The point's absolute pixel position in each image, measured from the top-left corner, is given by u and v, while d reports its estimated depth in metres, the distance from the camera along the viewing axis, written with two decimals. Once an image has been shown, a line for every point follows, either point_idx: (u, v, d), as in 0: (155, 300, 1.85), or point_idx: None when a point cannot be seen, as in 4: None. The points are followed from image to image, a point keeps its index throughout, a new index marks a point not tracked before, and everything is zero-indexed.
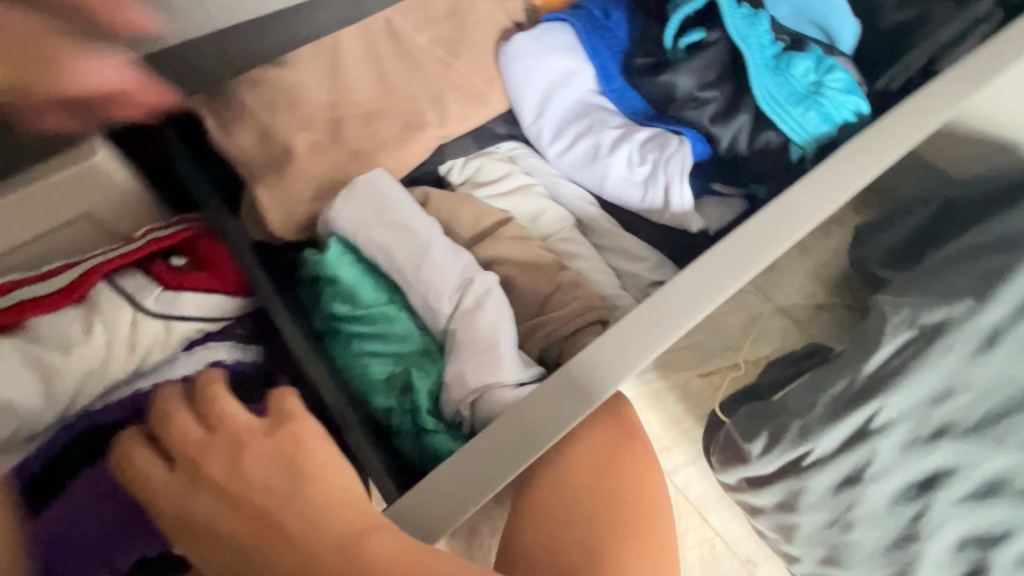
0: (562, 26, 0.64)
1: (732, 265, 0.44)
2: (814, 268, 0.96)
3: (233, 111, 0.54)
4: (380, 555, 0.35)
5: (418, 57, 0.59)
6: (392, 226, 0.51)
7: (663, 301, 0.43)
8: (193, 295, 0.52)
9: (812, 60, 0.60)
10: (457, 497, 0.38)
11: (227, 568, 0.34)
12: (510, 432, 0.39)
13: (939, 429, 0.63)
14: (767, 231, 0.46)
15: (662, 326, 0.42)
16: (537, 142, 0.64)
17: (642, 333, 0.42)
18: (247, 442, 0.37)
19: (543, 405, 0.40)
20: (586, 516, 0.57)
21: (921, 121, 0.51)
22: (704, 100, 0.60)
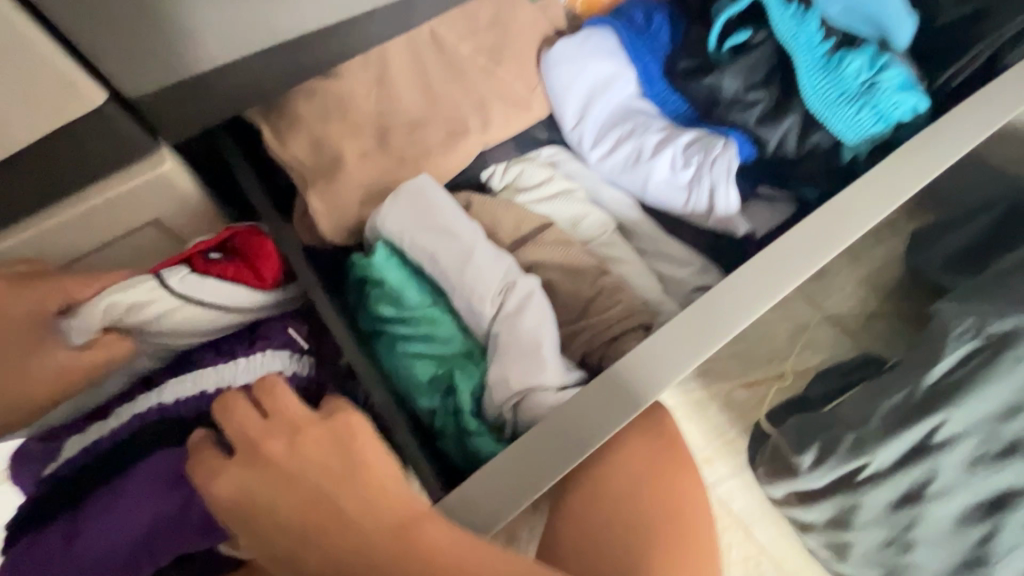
0: (604, 31, 0.64)
1: (783, 267, 0.43)
2: (866, 275, 0.92)
3: (288, 122, 0.56)
4: (434, 546, 0.36)
5: (462, 66, 0.61)
6: (436, 231, 0.52)
7: (712, 306, 0.42)
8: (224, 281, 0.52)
9: (866, 57, 0.58)
10: (506, 498, 0.38)
11: (286, 550, 0.36)
12: (556, 435, 0.40)
13: (1011, 445, 0.59)
14: (819, 232, 0.44)
15: (709, 332, 0.42)
16: (578, 146, 0.64)
17: (690, 339, 0.42)
18: (300, 432, 0.39)
19: (587, 409, 0.40)
20: (629, 526, 0.56)
21: (986, 119, 0.49)
22: (751, 101, 0.59)
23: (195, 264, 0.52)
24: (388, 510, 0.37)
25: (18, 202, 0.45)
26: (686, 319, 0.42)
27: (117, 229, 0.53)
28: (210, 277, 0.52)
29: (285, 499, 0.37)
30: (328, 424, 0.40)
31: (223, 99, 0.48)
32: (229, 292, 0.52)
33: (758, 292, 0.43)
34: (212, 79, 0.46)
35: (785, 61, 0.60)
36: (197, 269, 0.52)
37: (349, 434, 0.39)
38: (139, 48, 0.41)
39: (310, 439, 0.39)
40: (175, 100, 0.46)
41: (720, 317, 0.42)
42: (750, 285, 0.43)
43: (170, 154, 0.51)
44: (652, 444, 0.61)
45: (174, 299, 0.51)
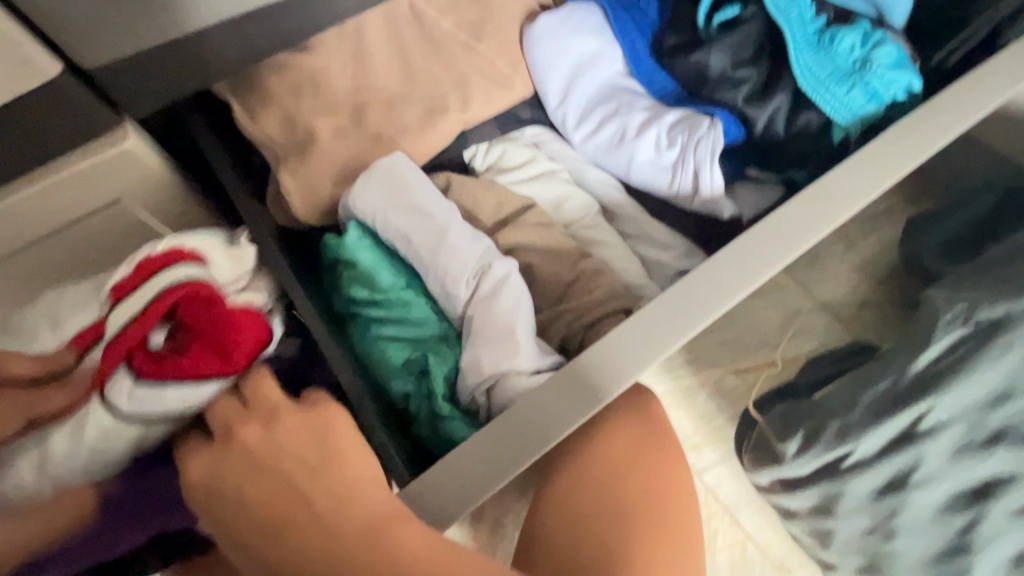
0: (590, 6, 0.62)
1: (763, 251, 0.42)
2: (861, 262, 0.90)
3: (262, 99, 0.55)
4: (405, 545, 0.34)
5: (442, 41, 0.59)
6: (410, 211, 0.50)
7: (684, 293, 0.41)
8: (182, 385, 0.42)
9: (858, 35, 0.56)
10: (468, 486, 0.38)
11: (249, 540, 0.35)
12: (522, 425, 0.38)
13: (997, 434, 0.58)
14: (806, 214, 0.43)
15: (681, 321, 0.40)
16: (562, 126, 0.63)
17: (660, 328, 0.40)
18: (278, 419, 0.39)
19: (550, 399, 0.39)
20: (607, 512, 0.55)
21: (982, 98, 0.47)
22: (739, 79, 0.57)
23: (141, 363, 0.43)
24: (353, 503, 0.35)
25: None
26: (660, 304, 0.41)
27: (83, 207, 0.52)
28: (172, 382, 0.42)
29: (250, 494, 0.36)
30: (300, 413, 0.39)
31: (188, 73, 0.47)
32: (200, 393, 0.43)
33: (733, 279, 0.41)
34: (172, 51, 0.44)
35: (775, 38, 0.58)
36: (149, 373, 0.43)
37: (327, 426, 0.38)
38: (94, 17, 0.39)
39: (283, 427, 0.38)
40: (135, 72, 0.44)
41: (696, 302, 0.41)
42: (732, 270, 0.41)
43: (134, 129, 0.50)
44: (634, 433, 0.60)
45: (143, 417, 0.43)
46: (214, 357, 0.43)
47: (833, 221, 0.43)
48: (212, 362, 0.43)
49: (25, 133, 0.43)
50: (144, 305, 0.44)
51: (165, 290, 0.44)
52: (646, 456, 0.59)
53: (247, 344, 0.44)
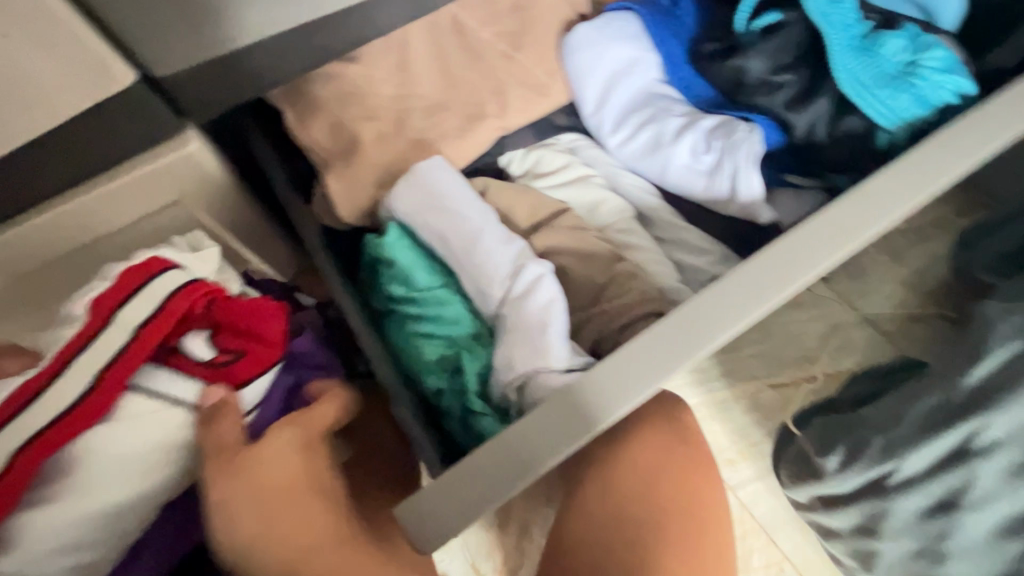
0: (628, 14, 0.63)
1: (788, 267, 0.38)
2: (909, 275, 0.87)
3: (312, 107, 0.58)
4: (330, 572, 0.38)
5: (482, 51, 0.61)
6: (447, 212, 0.52)
7: (698, 307, 0.37)
8: (257, 382, 0.51)
9: (905, 38, 0.55)
10: (460, 512, 0.36)
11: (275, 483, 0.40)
12: (530, 441, 0.36)
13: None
14: (848, 215, 0.39)
15: (693, 338, 0.37)
16: (597, 132, 0.63)
17: (668, 346, 0.37)
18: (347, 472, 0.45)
19: (541, 423, 0.36)
20: (633, 520, 0.55)
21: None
22: (778, 84, 0.57)
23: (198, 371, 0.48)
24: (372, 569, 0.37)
25: (60, 176, 0.49)
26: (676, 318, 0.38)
27: (149, 206, 0.56)
28: (246, 382, 0.50)
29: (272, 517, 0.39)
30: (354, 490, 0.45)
31: (244, 83, 0.50)
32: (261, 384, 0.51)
33: (752, 294, 0.38)
34: (226, 64, 0.47)
35: (817, 43, 0.57)
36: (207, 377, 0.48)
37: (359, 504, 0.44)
38: (165, 34, 0.43)
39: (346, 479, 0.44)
40: (198, 81, 0.48)
41: (730, 305, 0.38)
42: (771, 275, 0.38)
43: (195, 135, 0.53)
44: (662, 438, 0.59)
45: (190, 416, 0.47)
46: (260, 347, 0.51)
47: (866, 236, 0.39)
48: (263, 351, 0.51)
49: (94, 134, 0.47)
50: (158, 316, 0.46)
51: (166, 300, 0.47)
52: (672, 463, 0.58)
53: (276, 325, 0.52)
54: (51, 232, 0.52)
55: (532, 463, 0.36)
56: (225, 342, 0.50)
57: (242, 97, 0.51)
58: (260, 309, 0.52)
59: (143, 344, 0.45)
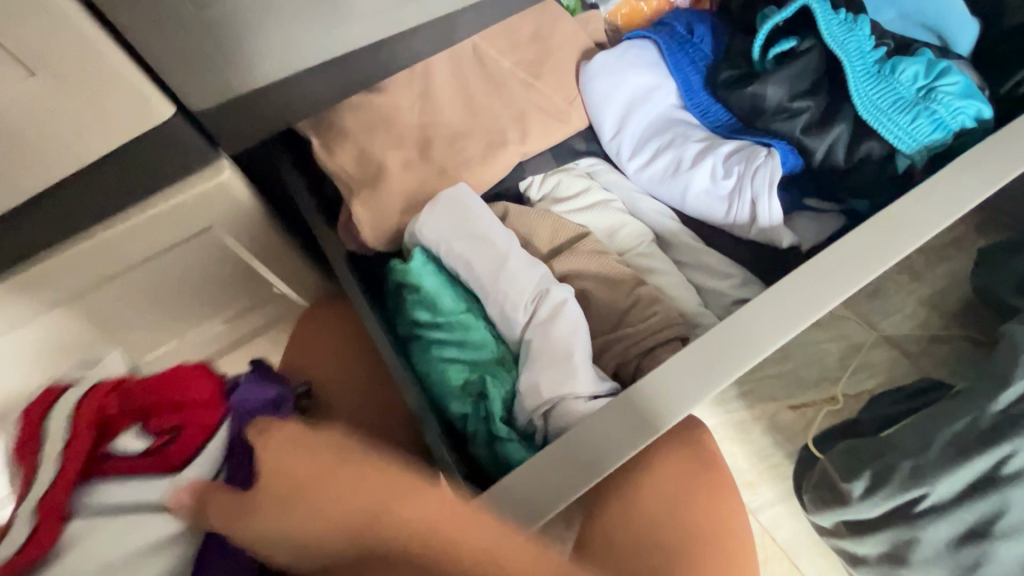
0: (645, 43, 0.64)
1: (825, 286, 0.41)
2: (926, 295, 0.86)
3: (338, 135, 0.59)
4: (415, 518, 0.34)
5: (503, 79, 0.62)
6: (471, 238, 0.53)
7: (749, 320, 0.41)
8: (212, 441, 0.49)
9: (920, 64, 0.56)
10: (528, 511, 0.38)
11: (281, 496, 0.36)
12: (583, 451, 0.39)
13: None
14: (877, 241, 0.43)
15: (745, 344, 0.40)
16: (616, 157, 0.64)
17: (723, 355, 0.40)
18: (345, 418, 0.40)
19: (603, 425, 0.39)
20: (655, 547, 0.54)
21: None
22: (796, 110, 0.57)
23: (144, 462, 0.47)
24: (465, 527, 0.34)
25: (98, 204, 0.50)
26: (728, 328, 0.41)
27: (181, 233, 0.58)
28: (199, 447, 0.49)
29: (316, 505, 0.35)
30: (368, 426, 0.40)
31: (276, 113, 0.52)
32: (212, 447, 0.49)
33: (793, 312, 0.41)
34: (258, 98, 0.49)
35: (834, 69, 0.58)
36: (158, 463, 0.47)
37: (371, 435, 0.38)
38: (207, 70, 0.44)
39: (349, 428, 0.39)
40: (235, 114, 0.49)
41: (770, 320, 0.41)
42: (801, 295, 0.41)
43: (229, 163, 0.55)
44: (681, 460, 0.59)
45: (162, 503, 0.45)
46: (197, 409, 0.50)
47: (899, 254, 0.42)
48: (201, 412, 0.50)
49: (133, 166, 0.49)
50: (70, 429, 0.46)
51: (74, 412, 0.47)
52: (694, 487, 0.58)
53: (199, 383, 0.52)
54: (88, 258, 0.54)
55: (600, 463, 0.39)
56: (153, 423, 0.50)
57: (274, 128, 0.53)
58: (183, 374, 0.52)
59: (70, 458, 0.45)
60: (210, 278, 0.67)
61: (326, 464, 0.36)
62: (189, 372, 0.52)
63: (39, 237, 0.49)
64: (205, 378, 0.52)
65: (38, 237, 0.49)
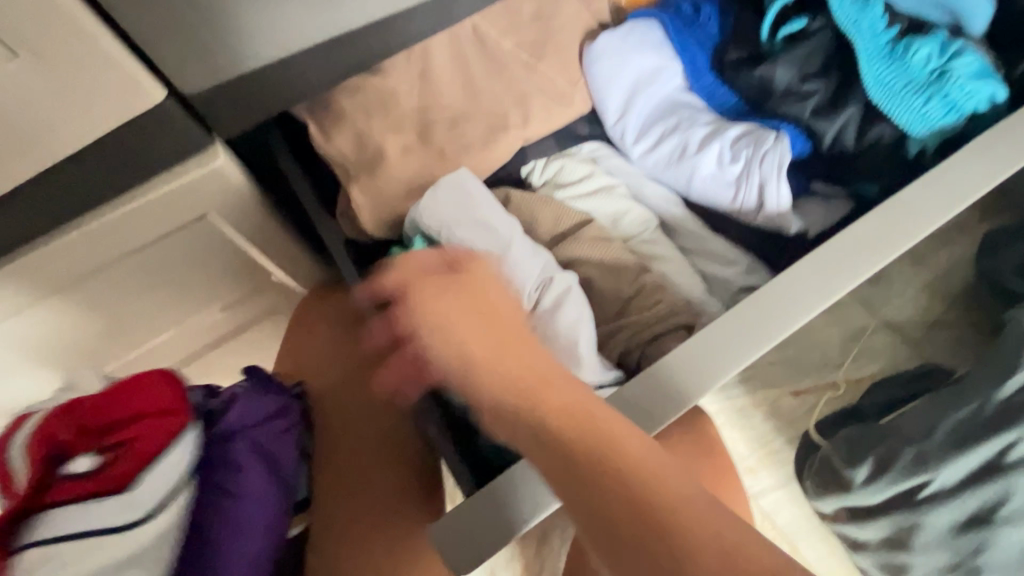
0: (650, 23, 0.62)
1: (838, 271, 0.41)
2: None
3: (334, 119, 0.58)
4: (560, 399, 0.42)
5: (504, 61, 0.60)
6: (476, 225, 0.52)
7: (768, 300, 0.41)
8: (168, 454, 0.49)
9: (934, 45, 0.54)
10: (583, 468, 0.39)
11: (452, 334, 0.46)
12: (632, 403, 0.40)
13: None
14: (889, 227, 0.42)
15: (772, 322, 0.41)
16: (620, 142, 0.63)
17: (746, 331, 0.40)
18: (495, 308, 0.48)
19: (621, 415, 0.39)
20: None
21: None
22: (806, 92, 0.56)
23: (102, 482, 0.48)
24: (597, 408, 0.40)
25: (89, 193, 0.49)
26: (752, 307, 0.41)
27: (176, 220, 0.57)
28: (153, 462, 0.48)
29: (479, 359, 0.45)
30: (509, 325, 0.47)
31: (270, 97, 0.50)
32: (170, 459, 0.49)
33: (809, 294, 0.41)
34: (252, 82, 0.47)
35: (845, 50, 0.56)
36: (114, 481, 0.48)
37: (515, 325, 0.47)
38: (197, 53, 0.43)
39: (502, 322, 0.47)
40: (228, 99, 0.48)
41: (794, 299, 0.41)
42: (813, 279, 0.41)
43: (223, 148, 0.53)
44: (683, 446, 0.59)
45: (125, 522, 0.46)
46: (150, 423, 0.50)
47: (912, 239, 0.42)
48: (154, 427, 0.50)
49: (124, 154, 0.47)
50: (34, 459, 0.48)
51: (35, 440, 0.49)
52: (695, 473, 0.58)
53: (151, 395, 0.51)
54: (82, 248, 0.53)
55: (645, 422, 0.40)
56: (112, 437, 0.50)
57: (269, 112, 0.52)
58: (134, 387, 0.51)
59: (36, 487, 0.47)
60: (208, 266, 0.66)
61: (497, 337, 0.46)
62: (142, 384, 0.51)
63: (32, 227, 0.49)
64: (156, 389, 0.51)
65: (29, 227, 0.48)
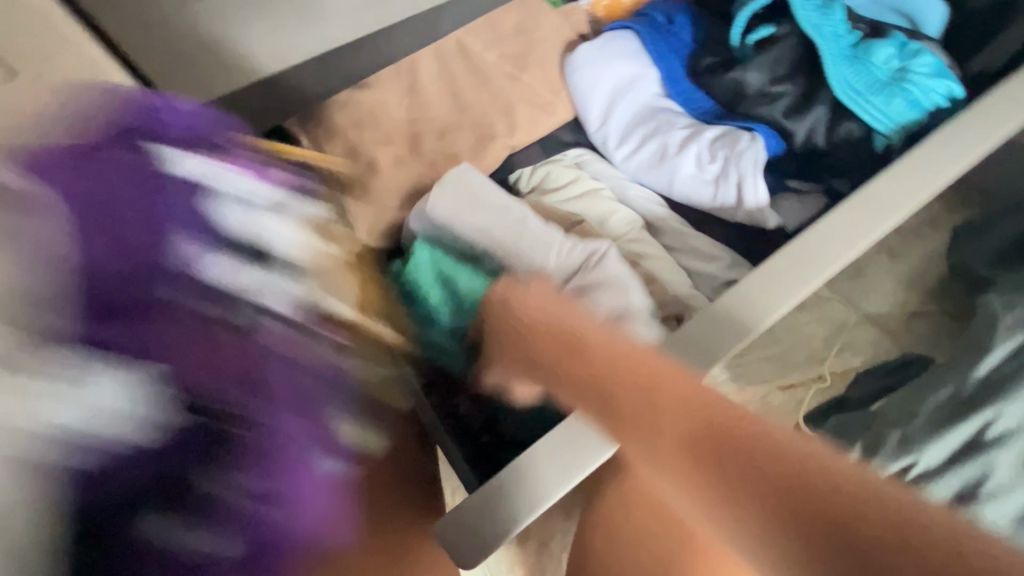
0: (627, 33, 0.65)
1: (818, 258, 0.45)
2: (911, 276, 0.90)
3: (325, 132, 0.59)
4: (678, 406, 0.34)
5: (488, 73, 0.63)
6: (486, 209, 0.55)
7: (776, 267, 0.45)
8: None
9: (894, 46, 0.57)
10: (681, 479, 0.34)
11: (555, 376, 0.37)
12: (736, 317, 0.43)
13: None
14: (860, 216, 0.46)
15: (812, 268, 0.45)
16: (603, 147, 0.65)
17: (792, 272, 0.44)
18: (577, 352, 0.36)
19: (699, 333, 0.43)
20: None
21: (1006, 114, 0.50)
22: (776, 94, 0.59)
23: None
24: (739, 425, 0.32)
25: None
26: (776, 267, 0.45)
27: None
28: None
29: (592, 378, 0.36)
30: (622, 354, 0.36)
31: None
32: None
33: (802, 275, 0.44)
34: None
35: (811, 53, 0.59)
36: None
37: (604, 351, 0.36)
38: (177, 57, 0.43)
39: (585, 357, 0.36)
40: None
41: (790, 276, 0.44)
42: (796, 263, 0.45)
43: None
44: None
45: None
46: None
47: (886, 222, 0.46)
48: None
49: None
50: None
51: None
52: None
53: None
54: None
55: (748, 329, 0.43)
56: None
57: None
58: None
59: None
60: None
61: (599, 370, 0.35)
62: None
63: None
64: None
65: None
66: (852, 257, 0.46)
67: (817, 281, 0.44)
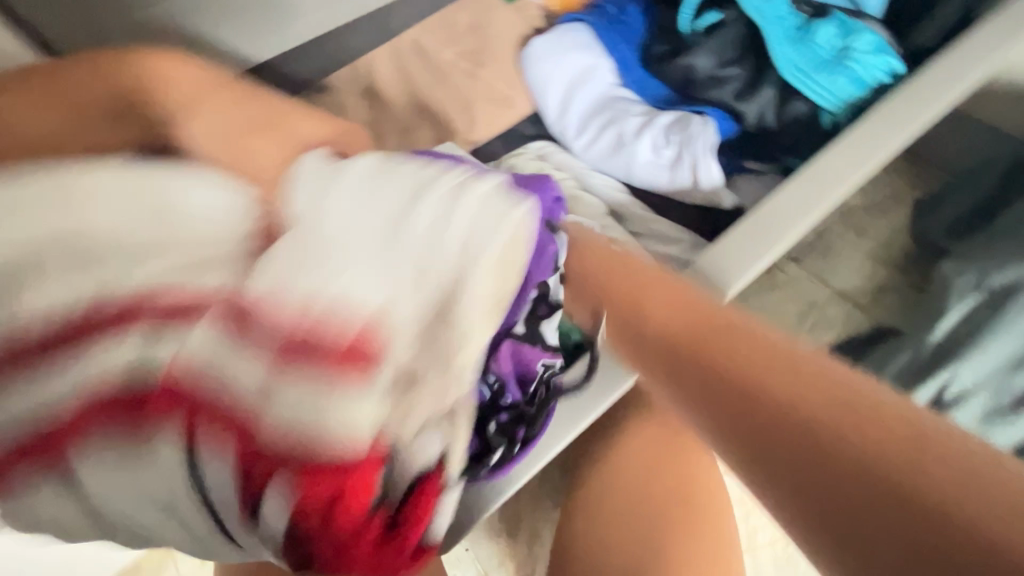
0: (579, 26, 0.67)
1: (769, 233, 0.47)
2: None
3: None
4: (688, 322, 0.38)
5: (447, 72, 0.65)
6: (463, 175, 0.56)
7: (731, 243, 0.47)
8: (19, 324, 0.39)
9: (835, 26, 0.59)
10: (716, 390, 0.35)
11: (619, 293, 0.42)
12: (716, 264, 0.47)
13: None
14: (801, 190, 0.49)
15: (763, 242, 0.47)
16: (563, 137, 0.65)
17: (748, 246, 0.47)
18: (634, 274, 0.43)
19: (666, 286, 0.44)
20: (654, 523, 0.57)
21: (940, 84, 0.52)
22: (725, 78, 0.61)
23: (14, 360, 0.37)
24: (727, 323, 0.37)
25: None
26: (734, 241, 0.48)
27: None
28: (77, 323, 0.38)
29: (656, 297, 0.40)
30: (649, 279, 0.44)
31: None
32: None
33: (755, 247, 0.47)
34: None
35: (756, 37, 0.61)
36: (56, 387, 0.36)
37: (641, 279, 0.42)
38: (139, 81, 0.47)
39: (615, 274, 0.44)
40: None
41: (749, 248, 0.47)
42: (750, 235, 0.48)
43: None
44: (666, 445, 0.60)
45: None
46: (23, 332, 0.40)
47: (832, 193, 0.48)
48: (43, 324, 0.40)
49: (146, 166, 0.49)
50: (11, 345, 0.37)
51: None
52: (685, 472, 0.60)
53: None
54: None
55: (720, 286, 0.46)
56: None
57: None
58: None
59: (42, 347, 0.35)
60: None
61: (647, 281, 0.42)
62: None
63: None
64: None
65: None
66: (801, 231, 0.48)
67: (765, 258, 0.47)
